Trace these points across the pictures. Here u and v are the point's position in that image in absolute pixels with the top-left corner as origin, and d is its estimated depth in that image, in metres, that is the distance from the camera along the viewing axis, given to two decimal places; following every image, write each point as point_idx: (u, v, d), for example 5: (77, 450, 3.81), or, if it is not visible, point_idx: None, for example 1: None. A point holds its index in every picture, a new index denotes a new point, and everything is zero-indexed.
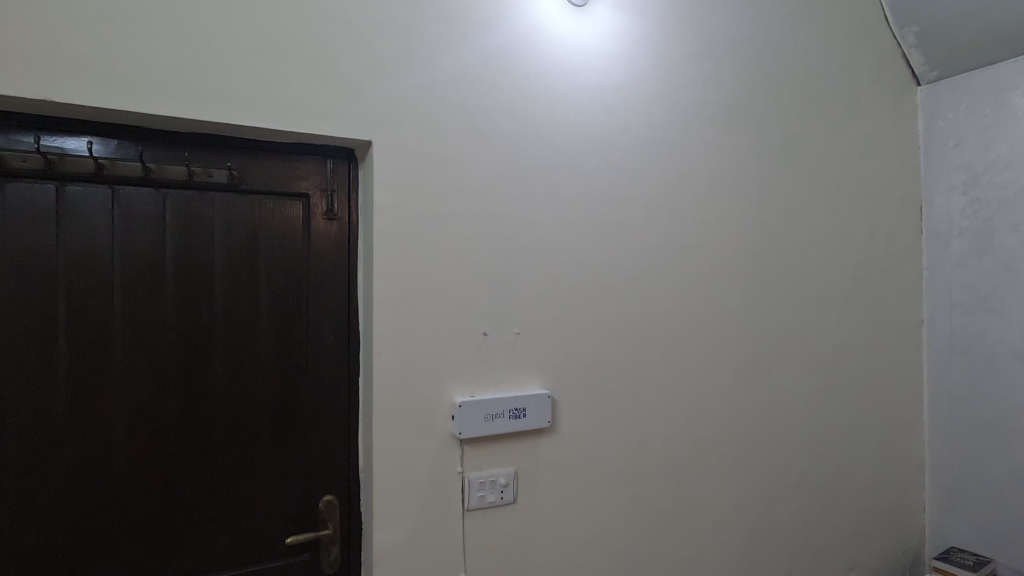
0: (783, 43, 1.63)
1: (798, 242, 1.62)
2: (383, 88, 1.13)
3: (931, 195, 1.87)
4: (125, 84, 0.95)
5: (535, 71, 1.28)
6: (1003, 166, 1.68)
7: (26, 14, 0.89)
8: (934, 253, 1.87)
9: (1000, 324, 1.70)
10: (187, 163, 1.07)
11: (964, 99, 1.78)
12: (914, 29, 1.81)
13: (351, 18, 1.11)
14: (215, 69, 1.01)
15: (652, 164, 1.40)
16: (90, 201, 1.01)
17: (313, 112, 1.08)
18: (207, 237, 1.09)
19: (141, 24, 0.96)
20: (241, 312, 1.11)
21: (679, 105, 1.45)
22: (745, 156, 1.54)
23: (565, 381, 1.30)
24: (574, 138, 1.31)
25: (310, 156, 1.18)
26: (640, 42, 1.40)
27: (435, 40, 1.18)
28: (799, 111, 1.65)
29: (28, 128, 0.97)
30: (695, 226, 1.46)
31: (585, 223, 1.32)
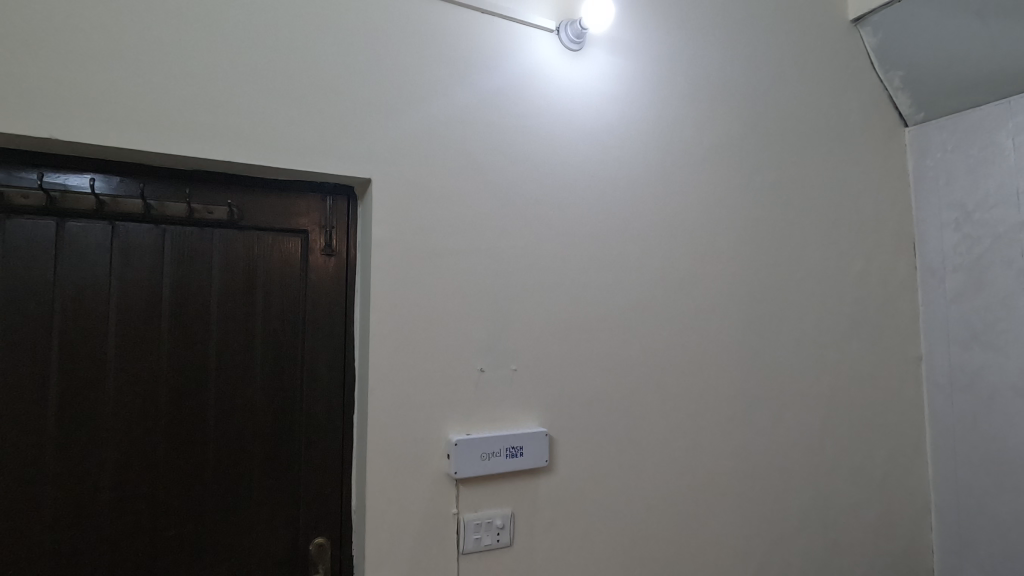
0: (774, 86, 1.68)
1: (794, 278, 1.63)
2: (384, 127, 1.16)
3: (924, 232, 1.90)
4: (130, 123, 0.97)
5: (533, 110, 1.31)
6: (993, 204, 1.71)
7: (36, 56, 0.92)
8: (930, 289, 1.88)
9: (999, 360, 1.69)
10: (188, 199, 1.09)
11: (951, 139, 1.83)
12: (899, 73, 1.87)
13: (355, 61, 1.14)
14: (218, 108, 1.03)
15: (648, 201, 1.43)
16: (90, 236, 1.02)
17: (314, 151, 1.10)
18: (205, 272, 1.09)
19: (148, 66, 0.99)
20: (236, 345, 1.11)
21: (674, 144, 1.48)
22: (739, 193, 1.57)
23: (563, 418, 1.28)
24: (571, 175, 1.34)
25: (310, 193, 1.20)
26: (635, 84, 1.44)
27: (435, 81, 1.21)
28: (791, 149, 1.68)
29: (31, 165, 0.99)
30: (692, 262, 1.47)
31: (582, 259, 1.33)
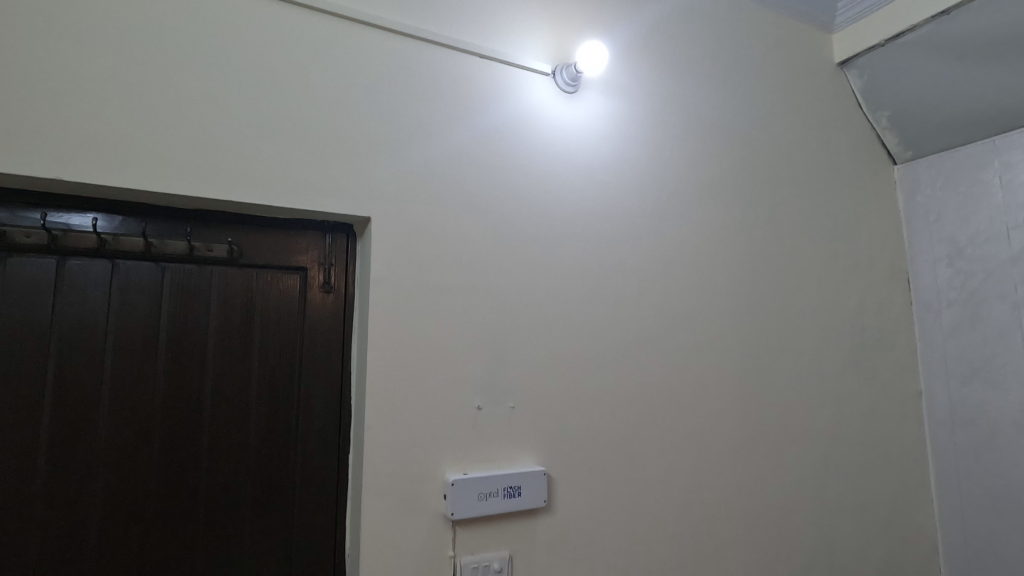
0: (765, 126, 1.73)
1: (790, 313, 1.64)
2: (383, 166, 1.18)
3: (917, 267, 1.92)
4: (134, 163, 0.99)
5: (529, 149, 1.34)
6: (985, 238, 1.73)
7: (45, 100, 0.94)
8: (926, 324, 1.88)
9: (1000, 395, 1.69)
10: (188, 238, 1.10)
11: (940, 176, 1.87)
12: (886, 113, 1.93)
13: (355, 103, 1.18)
14: (221, 149, 1.05)
15: (643, 237, 1.44)
16: (90, 275, 1.02)
17: (315, 190, 1.12)
18: (204, 310, 1.09)
19: (154, 109, 1.02)
20: (232, 381, 1.10)
21: (669, 182, 1.51)
22: (733, 230, 1.59)
23: (561, 457, 1.26)
24: (567, 212, 1.36)
25: (310, 231, 1.21)
26: (629, 124, 1.48)
27: (434, 122, 1.25)
28: (783, 186, 1.72)
29: (35, 205, 1.00)
30: (689, 297, 1.48)
31: (579, 294, 1.34)
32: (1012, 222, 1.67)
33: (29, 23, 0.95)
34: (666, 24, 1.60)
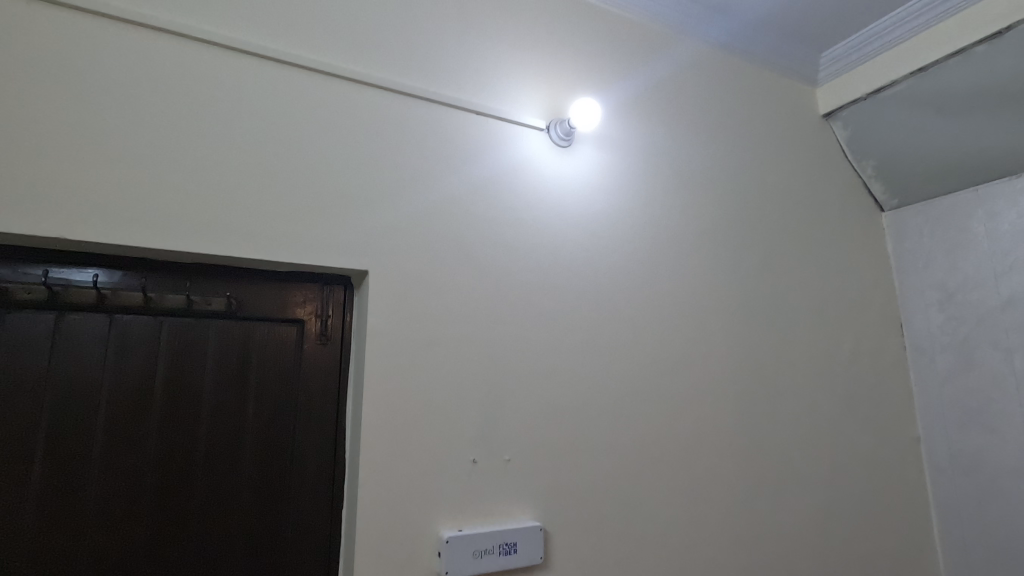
0: (754, 176, 1.77)
1: (785, 360, 1.65)
2: (381, 220, 1.21)
3: (908, 312, 1.94)
4: (136, 221, 1.01)
5: (524, 201, 1.37)
6: (973, 285, 1.77)
7: (52, 161, 0.97)
8: (921, 369, 1.89)
9: (998, 442, 1.69)
10: (187, 291, 1.11)
11: (927, 224, 1.91)
12: (871, 162, 1.98)
13: (356, 160, 1.21)
14: (223, 206, 1.08)
15: (637, 286, 1.46)
16: (87, 329, 1.03)
17: (314, 245, 1.14)
18: (200, 363, 1.09)
19: (158, 168, 1.04)
20: (225, 434, 1.09)
21: (662, 231, 1.54)
22: (725, 278, 1.61)
23: (557, 511, 1.25)
24: (562, 261, 1.38)
25: (307, 283, 1.23)
26: (622, 175, 1.52)
27: (431, 176, 1.28)
28: (774, 235, 1.75)
29: (37, 261, 1.02)
30: (683, 346, 1.49)
31: (575, 344, 1.35)
32: (999, 269, 1.71)
33: (45, 86, 0.98)
34: (656, 82, 1.67)
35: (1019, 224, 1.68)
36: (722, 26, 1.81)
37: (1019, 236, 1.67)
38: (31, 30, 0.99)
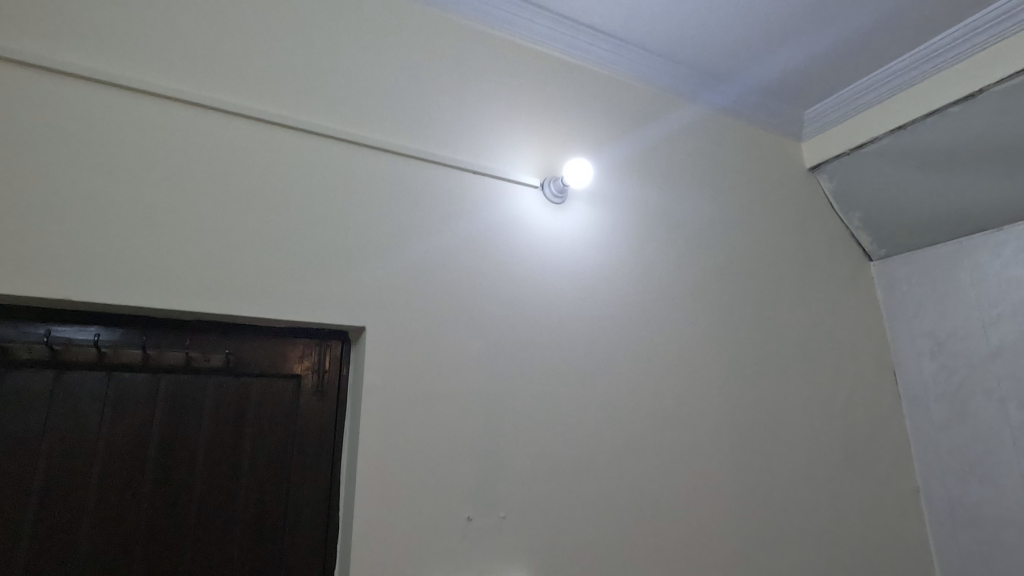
0: (743, 228, 1.82)
1: (779, 411, 1.65)
2: (379, 278, 1.23)
3: (901, 361, 1.96)
4: (139, 281, 1.02)
5: (519, 256, 1.41)
6: (963, 335, 1.80)
7: (59, 222, 0.98)
8: (916, 418, 1.89)
9: (998, 493, 1.68)
10: (186, 348, 1.12)
11: (915, 273, 1.95)
12: (857, 214, 2.04)
13: (355, 218, 1.24)
14: (225, 265, 1.09)
15: (630, 339, 1.48)
16: (85, 387, 1.03)
17: (314, 302, 1.15)
18: (196, 419, 1.09)
19: (164, 228, 1.06)
20: (218, 493, 1.08)
21: (654, 283, 1.58)
22: (717, 329, 1.64)
23: (553, 571, 1.22)
24: (556, 315, 1.40)
25: (305, 337, 1.24)
26: (614, 230, 1.57)
27: (428, 233, 1.31)
28: (764, 286, 1.79)
29: (39, 319, 1.02)
30: (677, 398, 1.50)
31: (570, 397, 1.36)
32: (987, 319, 1.75)
33: (56, 149, 1.01)
34: (646, 139, 1.74)
35: (1004, 275, 1.73)
36: (709, 86, 1.90)
37: (1005, 287, 1.72)
38: (42, 100, 1.01)
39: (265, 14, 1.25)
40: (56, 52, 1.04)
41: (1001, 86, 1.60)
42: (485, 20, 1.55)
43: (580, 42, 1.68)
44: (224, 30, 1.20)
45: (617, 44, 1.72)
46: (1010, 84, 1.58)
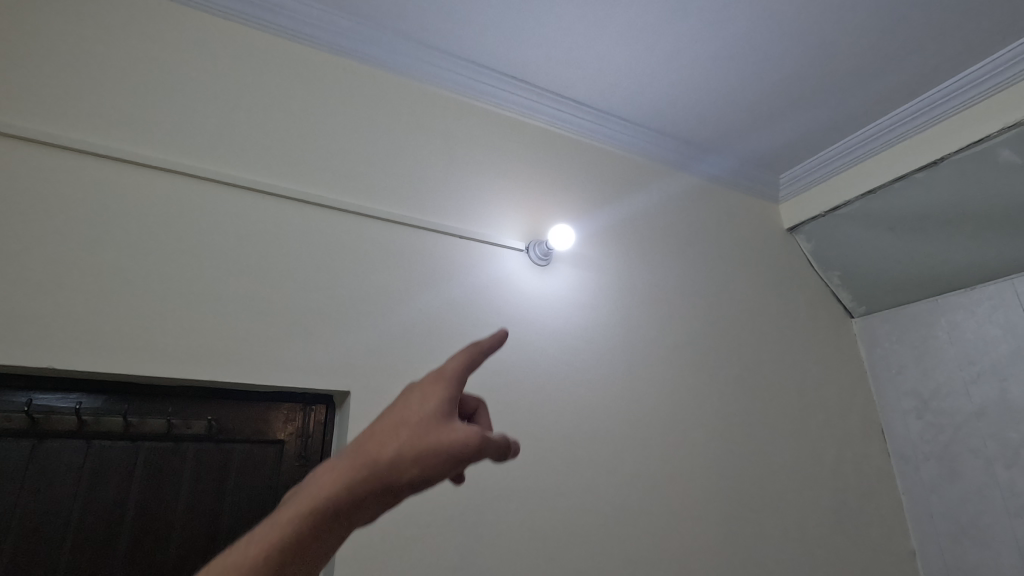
0: (725, 289, 1.87)
1: (767, 471, 1.65)
2: (366, 342, 1.24)
3: (888, 419, 1.97)
4: (125, 348, 1.01)
5: (503, 318, 1.43)
6: (946, 393, 1.82)
7: (48, 290, 0.99)
8: (907, 477, 1.88)
9: (993, 558, 1.64)
10: (168, 415, 1.10)
11: (895, 331, 2.00)
12: (836, 272, 2.11)
13: (345, 284, 1.27)
14: (212, 332, 1.09)
15: (616, 399, 1.50)
16: (63, 457, 1.00)
17: (300, 367, 1.16)
18: (174, 488, 1.06)
19: (153, 294, 1.07)
20: (193, 567, 1.03)
21: (638, 343, 1.61)
22: (702, 388, 1.66)
23: None
24: (542, 377, 1.41)
25: (289, 402, 1.23)
26: (597, 292, 1.61)
27: (414, 298, 1.34)
28: (748, 345, 1.82)
29: (23, 388, 1.01)
30: (664, 460, 1.49)
31: (555, 459, 1.35)
32: (968, 378, 1.78)
33: (50, 220, 1.02)
34: (628, 205, 1.81)
35: (981, 334, 1.77)
36: (688, 154, 2.00)
37: (982, 345, 1.76)
38: (40, 171, 1.04)
39: (267, 93, 1.33)
40: (62, 129, 1.09)
41: (960, 155, 1.70)
42: (475, 96, 1.65)
43: (563, 114, 1.78)
44: (228, 107, 1.27)
45: (599, 115, 1.82)
46: (968, 153, 1.68)
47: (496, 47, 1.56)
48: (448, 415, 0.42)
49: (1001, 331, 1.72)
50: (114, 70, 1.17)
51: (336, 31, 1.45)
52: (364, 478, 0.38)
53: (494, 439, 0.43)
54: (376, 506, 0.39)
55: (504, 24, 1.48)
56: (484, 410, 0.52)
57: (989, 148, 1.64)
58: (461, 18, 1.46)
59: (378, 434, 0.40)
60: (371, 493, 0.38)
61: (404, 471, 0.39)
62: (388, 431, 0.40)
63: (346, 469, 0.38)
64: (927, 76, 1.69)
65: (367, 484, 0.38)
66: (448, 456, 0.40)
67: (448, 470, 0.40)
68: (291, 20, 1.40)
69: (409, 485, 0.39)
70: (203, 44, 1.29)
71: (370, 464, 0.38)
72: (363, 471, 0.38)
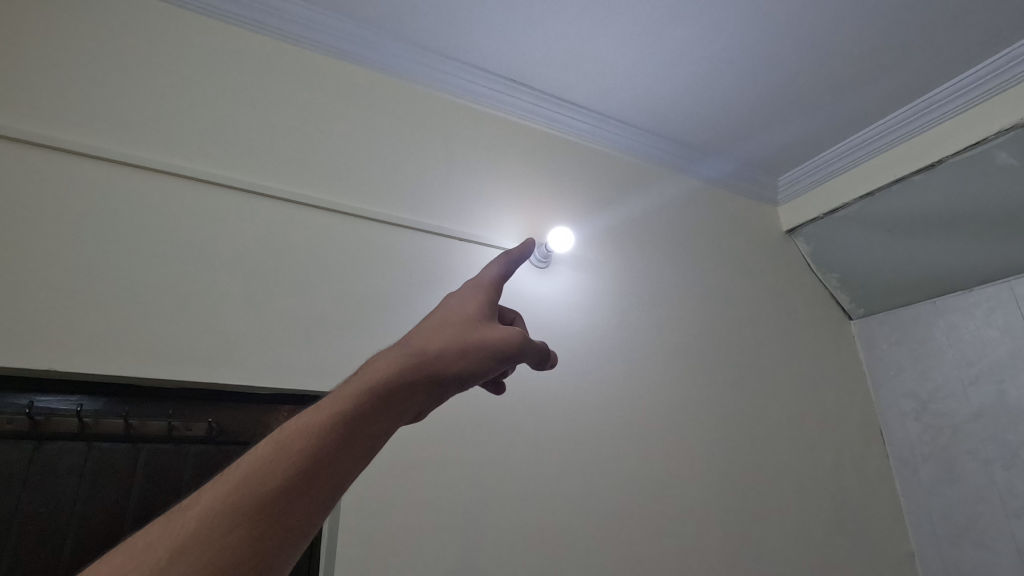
0: (724, 290, 1.88)
1: (766, 472, 1.65)
2: (366, 344, 1.25)
3: (887, 420, 1.97)
4: (126, 350, 1.02)
5: None
6: (944, 395, 1.83)
7: (49, 293, 0.99)
8: (906, 478, 1.89)
9: (992, 559, 1.64)
10: (169, 417, 1.10)
11: (893, 333, 2.00)
12: (835, 274, 2.11)
13: (346, 286, 1.27)
14: (213, 334, 1.10)
15: (615, 400, 1.50)
16: (63, 459, 1.00)
17: (301, 369, 1.16)
18: (174, 490, 1.06)
19: (154, 297, 1.07)
20: None
21: (638, 345, 1.62)
22: (701, 389, 1.66)
23: None
24: (541, 379, 1.42)
25: (290, 404, 1.23)
26: (596, 294, 1.61)
27: (414, 300, 1.34)
28: (747, 346, 1.83)
29: (23, 390, 1.01)
30: (664, 462, 1.50)
31: (555, 460, 1.36)
32: (966, 379, 1.78)
33: (51, 223, 1.03)
34: (627, 208, 1.82)
35: (979, 336, 1.77)
36: (687, 157, 2.01)
37: (980, 347, 1.76)
38: (41, 174, 1.04)
39: (268, 96, 1.33)
40: (63, 133, 1.09)
41: (957, 157, 1.70)
42: (474, 99, 1.66)
43: (562, 117, 1.79)
44: (229, 111, 1.27)
45: (598, 118, 1.83)
46: (965, 155, 1.69)
47: (495, 52, 1.57)
48: (481, 322, 0.53)
49: (999, 333, 1.73)
50: (116, 74, 1.18)
51: (336, 35, 1.45)
52: (418, 360, 0.44)
53: (533, 344, 0.56)
54: (427, 398, 0.44)
55: (502, 27, 1.49)
56: (520, 320, 0.65)
57: (986, 151, 1.64)
58: (459, 21, 1.47)
59: (425, 334, 0.48)
60: (425, 376, 0.43)
61: (452, 359, 0.46)
62: (434, 330, 0.49)
63: (403, 354, 0.44)
64: (924, 79, 1.70)
65: (422, 364, 0.44)
66: (486, 349, 0.50)
67: (488, 362, 0.50)
68: (292, 25, 1.41)
69: (456, 372, 0.47)
70: (204, 48, 1.30)
71: (420, 353, 0.45)
72: (416, 357, 0.44)
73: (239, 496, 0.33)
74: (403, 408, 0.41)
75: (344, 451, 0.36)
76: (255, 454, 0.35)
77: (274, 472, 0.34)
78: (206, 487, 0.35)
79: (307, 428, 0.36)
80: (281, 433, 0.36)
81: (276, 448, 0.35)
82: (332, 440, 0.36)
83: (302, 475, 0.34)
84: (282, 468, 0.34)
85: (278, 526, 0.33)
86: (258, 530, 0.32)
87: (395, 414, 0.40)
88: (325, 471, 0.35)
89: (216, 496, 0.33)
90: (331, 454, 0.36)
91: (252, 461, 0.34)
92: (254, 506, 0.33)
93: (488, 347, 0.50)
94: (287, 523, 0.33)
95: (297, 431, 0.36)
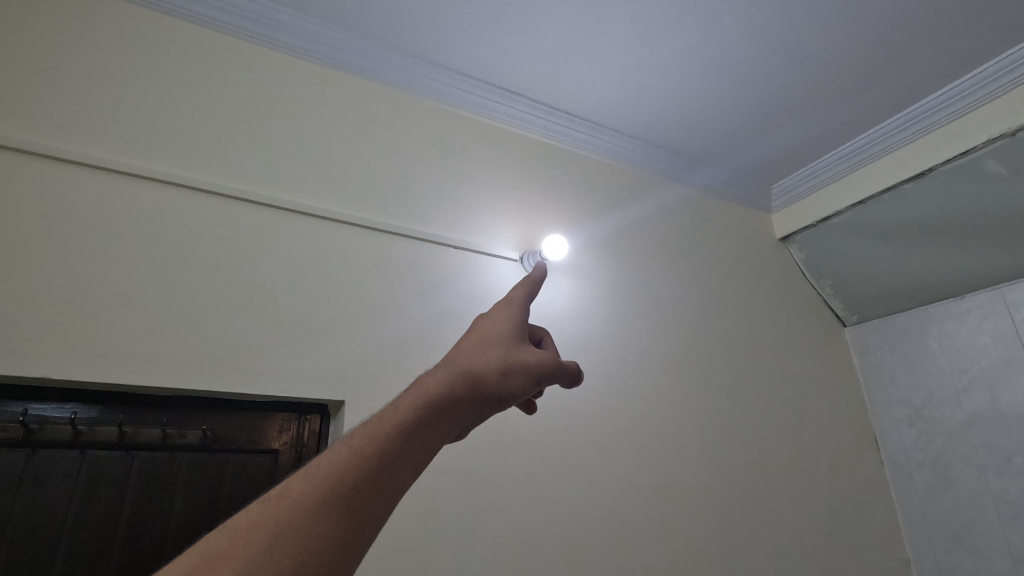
0: (717, 297, 1.89)
1: (760, 477, 1.65)
2: (361, 352, 1.25)
3: (881, 427, 1.98)
4: (119, 358, 1.02)
5: None
6: (939, 401, 1.83)
7: (43, 301, 0.99)
8: (901, 484, 1.89)
9: (987, 566, 1.64)
10: (163, 425, 1.10)
11: (888, 339, 2.02)
12: (829, 281, 2.13)
13: (343, 293, 1.28)
14: (207, 341, 1.10)
15: (609, 406, 1.51)
16: (56, 467, 1.00)
17: (296, 376, 1.16)
18: (169, 498, 1.06)
19: (150, 305, 1.08)
20: None
21: (632, 351, 1.63)
22: (695, 395, 1.67)
23: None
24: None
25: (284, 412, 1.24)
26: (590, 301, 1.62)
27: (407, 306, 1.35)
28: (740, 352, 1.84)
29: (17, 398, 1.01)
30: (658, 467, 1.50)
31: (549, 466, 1.36)
32: (959, 386, 1.79)
33: (47, 230, 1.03)
34: (621, 215, 1.83)
35: (971, 342, 1.78)
36: (680, 165, 2.03)
37: (972, 353, 1.77)
38: (38, 183, 1.05)
39: (264, 106, 1.35)
40: (61, 143, 1.10)
41: (946, 166, 1.73)
42: (470, 108, 1.68)
43: (557, 125, 1.81)
44: (225, 121, 1.29)
45: (592, 127, 1.85)
46: (954, 164, 1.71)
47: (488, 61, 1.59)
48: (516, 339, 0.54)
49: (991, 340, 1.74)
50: (113, 85, 1.19)
51: (332, 45, 1.48)
52: (465, 378, 0.47)
53: (563, 365, 0.56)
54: (471, 415, 0.47)
55: (495, 38, 1.51)
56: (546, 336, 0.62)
57: (975, 159, 1.67)
58: (453, 31, 1.49)
59: (469, 351, 0.50)
60: (470, 391, 0.47)
61: (493, 378, 0.49)
62: (475, 347, 0.51)
63: (451, 374, 0.47)
64: (914, 89, 1.72)
65: (469, 384, 0.47)
66: (525, 367, 0.52)
67: (527, 380, 0.52)
68: (288, 35, 1.43)
69: (497, 392, 0.49)
70: (201, 59, 1.32)
71: (466, 370, 0.48)
72: (463, 375, 0.47)
73: (323, 492, 0.37)
74: (450, 424, 0.45)
75: (403, 459, 0.40)
76: (331, 455, 0.39)
77: (349, 473, 0.38)
78: (289, 481, 0.38)
79: (375, 434, 0.40)
80: (353, 438, 0.40)
81: (352, 452, 0.39)
82: (393, 449, 0.40)
83: (373, 478, 0.38)
84: (355, 469, 0.38)
85: (349, 523, 0.36)
86: (335, 525, 0.36)
87: (443, 428, 0.44)
88: (389, 477, 0.39)
89: (301, 490, 0.37)
90: (393, 459, 0.40)
91: (329, 463, 0.38)
92: (334, 501, 0.36)
93: (526, 367, 0.51)
94: (357, 519, 0.37)
95: (367, 436, 0.40)
